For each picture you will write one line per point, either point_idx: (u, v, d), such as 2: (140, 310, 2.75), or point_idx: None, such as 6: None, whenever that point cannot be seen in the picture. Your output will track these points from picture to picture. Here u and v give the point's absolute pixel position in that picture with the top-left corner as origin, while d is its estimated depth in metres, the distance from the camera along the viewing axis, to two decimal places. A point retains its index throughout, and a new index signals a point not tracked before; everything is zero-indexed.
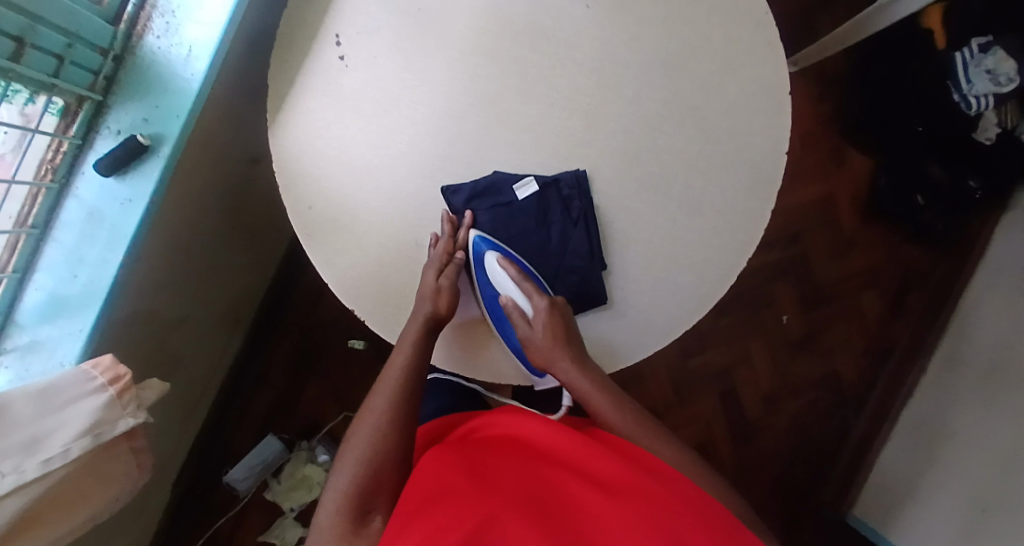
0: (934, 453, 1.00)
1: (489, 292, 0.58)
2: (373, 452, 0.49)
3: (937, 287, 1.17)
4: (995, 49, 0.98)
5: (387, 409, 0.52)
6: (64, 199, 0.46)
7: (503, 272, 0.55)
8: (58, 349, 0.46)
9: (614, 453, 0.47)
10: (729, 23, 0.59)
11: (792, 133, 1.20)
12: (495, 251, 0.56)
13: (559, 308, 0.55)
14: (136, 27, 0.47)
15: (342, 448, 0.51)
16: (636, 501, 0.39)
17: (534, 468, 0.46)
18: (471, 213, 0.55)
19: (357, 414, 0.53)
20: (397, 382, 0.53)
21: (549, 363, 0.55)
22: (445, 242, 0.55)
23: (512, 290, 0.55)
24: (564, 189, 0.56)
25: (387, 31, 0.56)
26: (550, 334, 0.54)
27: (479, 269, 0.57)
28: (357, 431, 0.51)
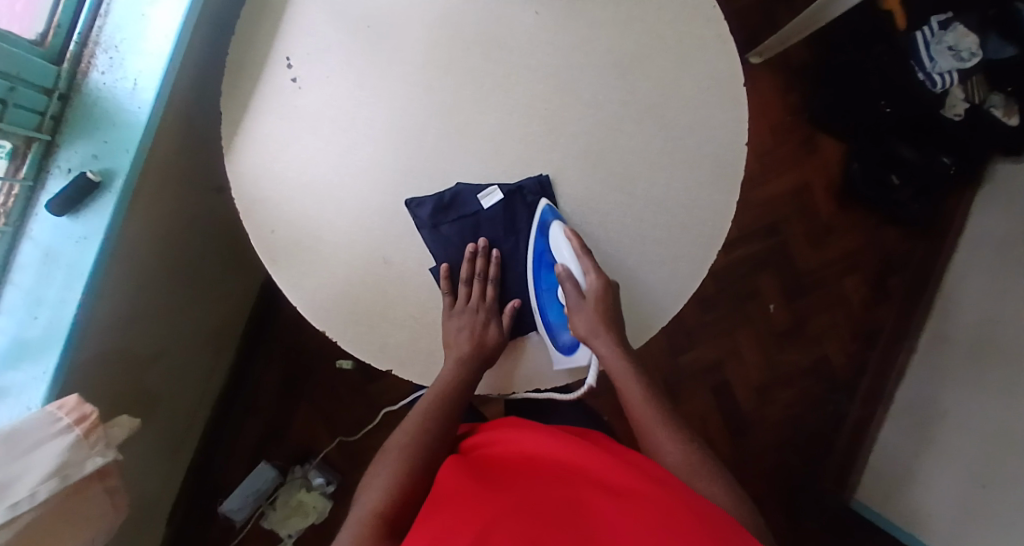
0: (931, 431, 1.00)
1: (544, 258, 0.57)
2: (394, 483, 0.49)
3: (919, 266, 1.18)
4: (955, 26, 0.99)
5: (412, 440, 0.52)
6: (20, 241, 0.46)
7: (565, 243, 0.55)
8: (23, 393, 0.45)
9: (609, 455, 0.47)
10: (678, 20, 0.60)
11: (762, 122, 1.20)
12: (560, 222, 0.55)
13: (614, 288, 0.55)
14: (81, 65, 0.47)
15: (369, 473, 0.52)
16: (627, 501, 0.39)
17: (532, 474, 0.45)
18: (498, 251, 0.57)
19: (382, 446, 0.54)
20: (426, 415, 0.54)
21: (588, 332, 0.54)
22: (480, 284, 0.56)
23: (569, 260, 0.55)
24: (529, 197, 0.56)
25: (337, 50, 0.57)
26: (598, 308, 0.54)
27: (540, 236, 0.57)
28: (384, 456, 0.52)
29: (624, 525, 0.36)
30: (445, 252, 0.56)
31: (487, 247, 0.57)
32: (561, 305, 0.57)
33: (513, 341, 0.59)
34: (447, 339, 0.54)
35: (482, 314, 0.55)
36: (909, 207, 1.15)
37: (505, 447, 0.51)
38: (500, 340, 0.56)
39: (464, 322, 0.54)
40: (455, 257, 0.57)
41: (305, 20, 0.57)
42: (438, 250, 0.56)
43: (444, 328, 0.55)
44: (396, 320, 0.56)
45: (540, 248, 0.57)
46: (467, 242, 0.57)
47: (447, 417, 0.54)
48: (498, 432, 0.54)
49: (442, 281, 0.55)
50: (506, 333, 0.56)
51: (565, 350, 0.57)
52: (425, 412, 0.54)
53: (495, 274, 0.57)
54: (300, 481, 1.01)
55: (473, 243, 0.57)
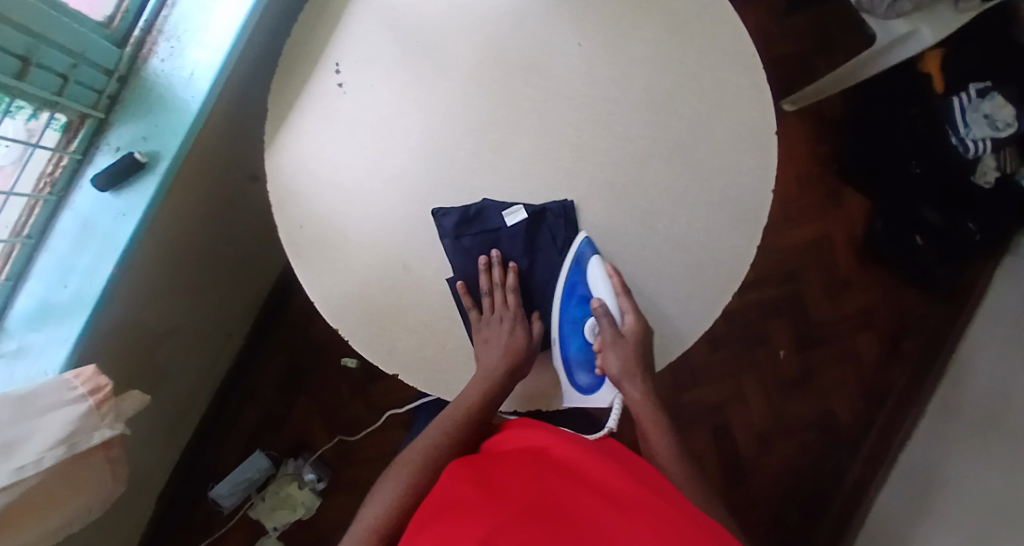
0: (931, 500, 0.98)
1: (577, 290, 0.58)
2: (405, 495, 0.51)
3: (934, 330, 1.16)
4: (993, 95, 0.99)
5: (427, 455, 0.54)
6: (60, 210, 0.48)
7: (604, 278, 0.56)
8: (43, 356, 0.47)
9: (617, 463, 0.47)
10: (716, 65, 0.61)
11: (789, 169, 1.21)
12: (598, 257, 0.57)
13: (648, 330, 0.57)
14: (142, 50, 0.49)
15: (383, 475, 0.54)
16: (633, 509, 0.39)
17: (534, 478, 0.45)
18: (514, 264, 0.58)
19: (398, 455, 0.56)
20: (446, 431, 0.54)
21: (620, 372, 0.56)
22: (501, 293, 0.57)
23: (604, 296, 0.57)
24: (581, 255, 0.57)
25: (384, 59, 0.58)
26: (633, 349, 0.56)
27: (574, 266, 0.58)
28: (401, 463, 0.54)
29: (631, 530, 0.36)
30: (463, 267, 0.57)
31: (502, 259, 0.58)
32: (584, 339, 0.58)
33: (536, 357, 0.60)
34: (478, 352, 0.55)
35: (509, 322, 0.56)
36: (930, 272, 1.15)
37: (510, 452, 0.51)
38: (528, 347, 0.57)
39: (495, 333, 0.55)
40: (472, 270, 0.57)
41: (357, 28, 0.59)
42: (456, 264, 0.57)
43: (477, 341, 0.55)
44: (408, 325, 0.57)
45: (573, 279, 0.58)
46: (481, 254, 0.57)
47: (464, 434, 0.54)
48: (506, 439, 0.53)
49: (463, 296, 0.56)
50: (533, 340, 0.57)
51: (582, 390, 0.58)
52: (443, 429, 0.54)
53: (513, 284, 0.57)
54: (291, 475, 1.01)
55: (487, 256, 0.57)
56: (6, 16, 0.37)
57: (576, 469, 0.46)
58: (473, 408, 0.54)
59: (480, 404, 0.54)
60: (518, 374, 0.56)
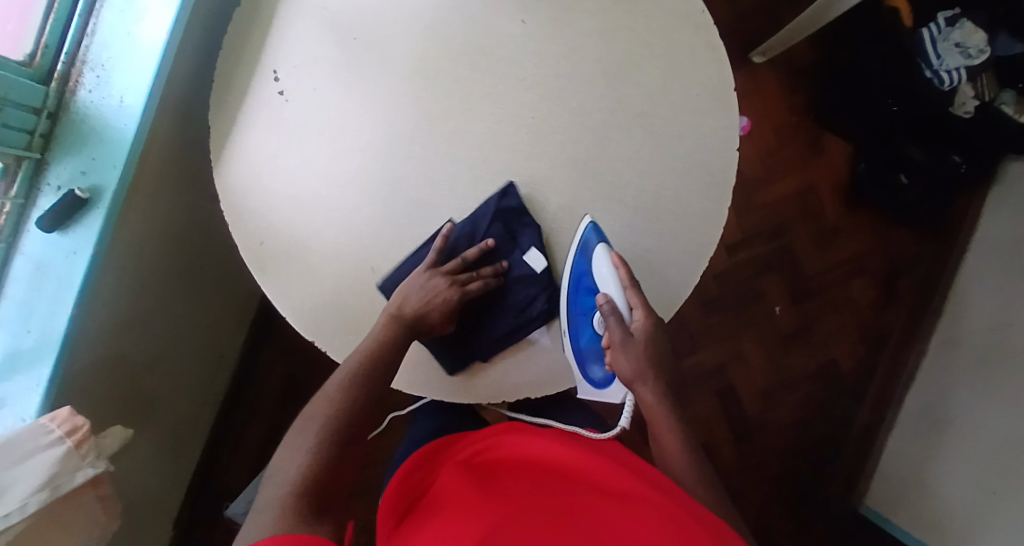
0: (939, 436, 0.99)
1: (583, 281, 0.55)
2: (321, 459, 0.46)
3: (927, 269, 1.16)
4: (963, 22, 0.96)
5: (332, 407, 0.48)
6: (11, 256, 0.47)
7: (610, 270, 0.53)
8: (17, 404, 0.47)
9: (606, 460, 0.49)
10: (666, 27, 0.59)
11: (767, 122, 1.18)
12: (605, 245, 0.54)
13: (659, 327, 0.53)
14: (69, 84, 0.48)
15: (286, 445, 0.47)
16: (630, 502, 0.41)
17: (532, 482, 0.46)
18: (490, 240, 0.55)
19: (298, 418, 0.49)
20: (350, 380, 0.49)
21: (634, 376, 0.53)
22: (460, 269, 0.54)
23: (612, 289, 0.53)
24: (587, 241, 0.55)
25: (322, 62, 0.57)
26: (645, 349, 0.53)
27: (581, 254, 0.55)
28: (305, 426, 0.48)
29: (639, 527, 0.37)
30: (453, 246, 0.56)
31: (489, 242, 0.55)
32: (595, 331, 0.56)
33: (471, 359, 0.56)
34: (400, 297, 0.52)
35: (440, 294, 0.52)
36: (916, 211, 1.13)
37: (504, 455, 0.51)
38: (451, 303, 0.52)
39: (421, 284, 0.52)
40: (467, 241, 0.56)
41: (292, 33, 0.58)
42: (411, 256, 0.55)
43: (399, 288, 0.53)
44: None
45: (579, 268, 0.55)
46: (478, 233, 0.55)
47: (367, 382, 0.49)
48: (500, 439, 0.53)
49: (433, 253, 0.54)
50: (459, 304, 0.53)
51: (597, 383, 0.57)
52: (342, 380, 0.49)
53: (472, 257, 0.54)
54: None
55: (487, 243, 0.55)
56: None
57: (576, 470, 0.47)
58: (374, 353, 0.50)
59: (380, 349, 0.50)
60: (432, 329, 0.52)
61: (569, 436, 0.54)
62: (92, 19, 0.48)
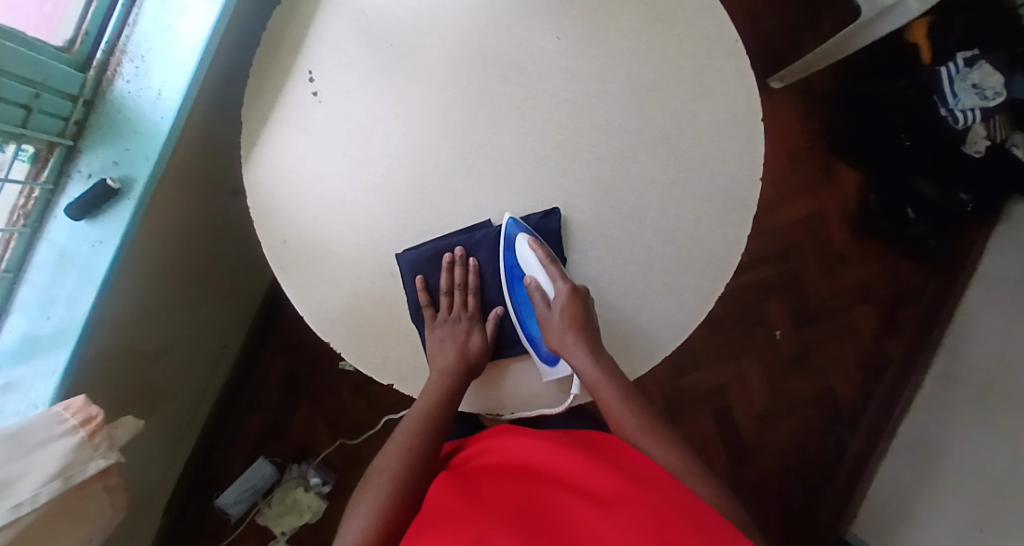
0: (930, 468, 1.00)
1: (514, 272, 0.57)
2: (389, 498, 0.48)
3: (929, 304, 1.17)
4: (981, 64, 0.96)
5: (406, 450, 0.51)
6: (37, 241, 0.47)
7: (532, 255, 0.54)
8: (31, 389, 0.46)
9: (606, 462, 0.49)
10: (700, 53, 0.60)
11: (780, 147, 1.19)
12: (524, 233, 0.55)
13: (583, 294, 0.54)
14: (106, 73, 0.48)
15: (363, 484, 0.51)
16: (630, 508, 0.41)
17: (524, 486, 0.47)
18: (475, 260, 0.56)
19: (372, 463, 0.52)
20: (422, 421, 0.52)
21: (561, 345, 0.54)
22: (461, 293, 0.56)
23: (537, 270, 0.55)
24: (509, 237, 0.55)
25: (358, 65, 0.57)
26: (567, 315, 0.53)
27: (507, 251, 0.56)
28: (380, 465, 0.51)
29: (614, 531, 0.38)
30: (421, 264, 0.55)
31: (464, 256, 0.56)
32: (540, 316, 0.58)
33: (493, 361, 0.58)
34: (431, 351, 0.54)
35: (465, 324, 0.56)
36: (923, 243, 1.14)
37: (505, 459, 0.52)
38: (484, 349, 0.55)
39: (446, 332, 0.54)
40: (490, 263, 0.57)
41: (329, 33, 0.57)
42: (405, 277, 0.56)
43: (428, 340, 0.55)
44: (400, 335, 0.57)
45: (509, 264, 0.56)
46: (444, 252, 0.55)
47: (436, 431, 0.52)
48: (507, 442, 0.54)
49: (419, 293, 0.55)
50: (490, 341, 0.56)
51: (549, 362, 0.57)
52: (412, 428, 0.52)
53: (475, 284, 0.57)
54: (297, 479, 1.01)
55: (453, 256, 0.56)
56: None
57: (569, 473, 0.48)
58: (438, 398, 0.53)
59: (446, 397, 0.53)
60: (475, 373, 0.55)
61: (574, 438, 0.55)
62: (133, 9, 0.48)
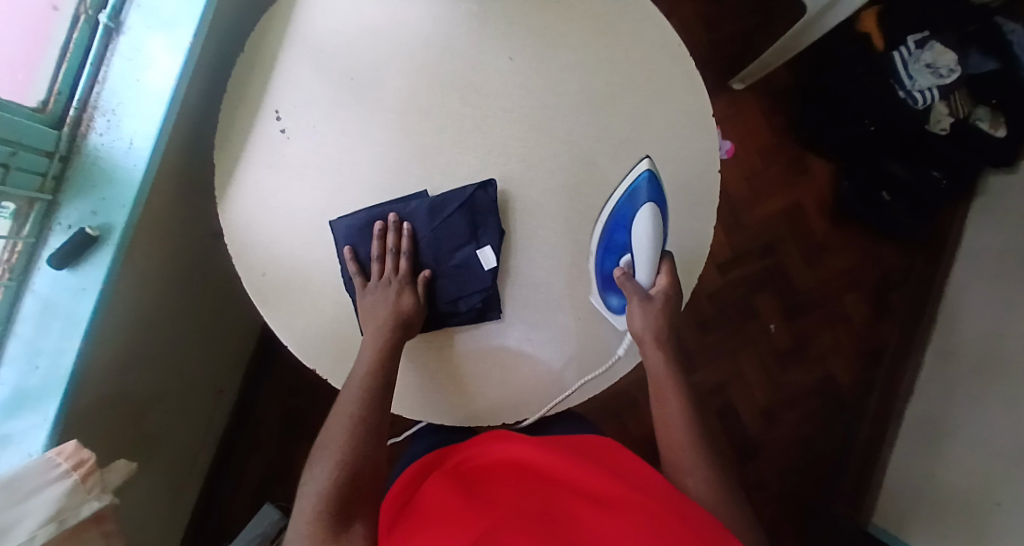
0: (940, 447, 0.99)
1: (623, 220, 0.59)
2: (340, 466, 0.49)
3: (918, 282, 1.18)
4: (932, 44, 1.00)
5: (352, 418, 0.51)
6: (22, 295, 0.49)
7: (652, 230, 0.57)
8: (25, 440, 0.48)
9: (603, 468, 0.50)
10: (648, 60, 0.62)
11: (751, 145, 1.21)
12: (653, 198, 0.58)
13: (676, 296, 0.59)
14: (79, 128, 0.50)
15: (315, 452, 0.51)
16: (636, 515, 0.41)
17: (527, 489, 0.47)
18: (408, 225, 0.57)
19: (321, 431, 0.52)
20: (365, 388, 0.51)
21: (642, 331, 0.58)
22: (393, 258, 0.56)
23: (645, 247, 0.57)
24: (467, 200, 0.57)
25: (322, 101, 0.60)
26: (659, 313, 0.57)
27: (628, 199, 0.58)
28: (329, 433, 0.51)
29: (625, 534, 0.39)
30: (353, 235, 0.57)
31: (398, 222, 0.57)
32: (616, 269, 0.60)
33: (437, 325, 0.59)
34: (364, 312, 0.55)
35: (396, 286, 0.55)
36: (901, 225, 1.15)
37: (504, 463, 0.52)
38: (416, 310, 0.55)
39: (378, 296, 0.55)
40: (425, 230, 0.57)
41: (292, 74, 0.60)
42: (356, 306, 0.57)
43: (360, 307, 0.56)
44: None
45: (622, 210, 0.58)
46: (375, 220, 0.57)
47: (376, 420, 0.51)
48: (503, 449, 0.54)
49: (350, 264, 0.57)
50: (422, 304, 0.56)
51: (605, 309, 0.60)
52: (350, 417, 0.51)
53: (408, 247, 0.56)
54: None
55: (385, 220, 0.57)
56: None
57: (570, 476, 0.48)
58: (370, 386, 0.51)
59: (383, 358, 0.53)
60: (409, 334, 0.55)
61: (566, 443, 0.56)
62: (102, 67, 0.51)
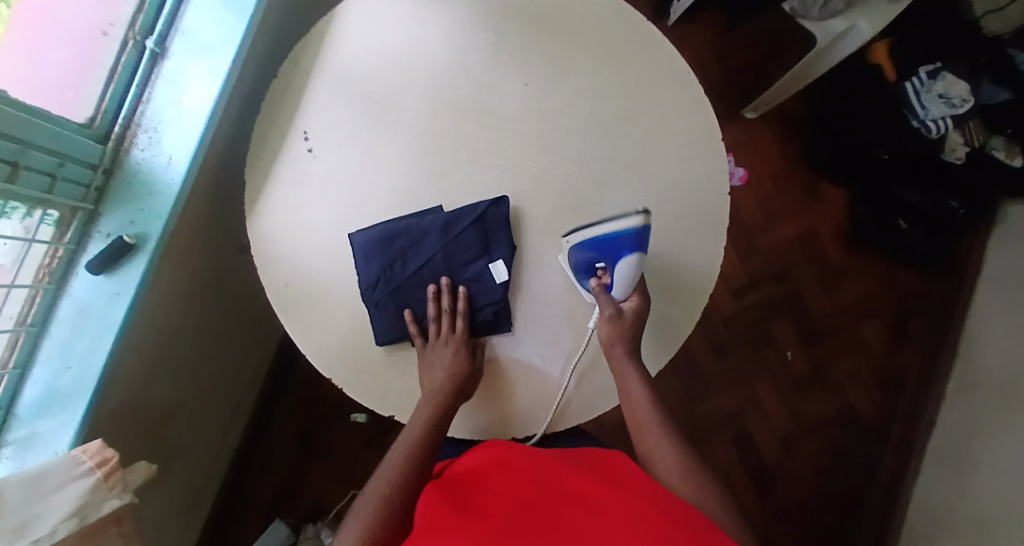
0: (965, 481, 0.96)
1: (614, 244, 0.57)
2: (383, 506, 0.51)
3: (937, 310, 1.16)
4: (944, 75, 1.01)
5: (403, 461, 0.53)
6: (59, 297, 0.52)
7: (630, 272, 0.57)
8: (52, 437, 0.50)
9: (603, 480, 0.49)
10: (657, 86, 0.65)
11: (764, 172, 1.22)
12: (638, 252, 0.57)
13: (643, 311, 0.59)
14: (123, 144, 0.54)
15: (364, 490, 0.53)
16: (635, 525, 0.40)
17: (525, 501, 0.47)
18: (463, 288, 0.59)
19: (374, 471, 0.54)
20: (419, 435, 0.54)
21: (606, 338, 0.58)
22: (448, 319, 0.58)
23: (618, 279, 0.58)
24: (481, 217, 0.59)
25: (347, 123, 0.63)
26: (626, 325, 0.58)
27: (621, 233, 0.57)
28: (379, 473, 0.53)
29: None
30: (369, 245, 0.59)
31: (451, 285, 0.60)
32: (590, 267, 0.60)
33: None
34: (426, 373, 0.57)
35: (456, 346, 0.57)
36: (918, 251, 1.15)
37: (499, 472, 0.52)
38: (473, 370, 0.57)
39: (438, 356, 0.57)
40: (438, 245, 0.60)
41: (319, 98, 0.64)
42: (377, 326, 0.59)
43: (422, 366, 0.57)
44: (398, 366, 0.60)
45: (613, 237, 0.57)
46: (389, 231, 0.59)
47: (422, 467, 0.54)
48: (497, 456, 0.53)
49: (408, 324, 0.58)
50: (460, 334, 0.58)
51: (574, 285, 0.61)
52: (396, 469, 0.53)
53: (463, 309, 0.59)
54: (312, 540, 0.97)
55: (437, 283, 0.60)
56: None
57: (569, 487, 0.48)
58: (426, 434, 0.54)
59: (442, 411, 0.55)
60: (468, 393, 0.57)
61: (567, 454, 0.55)
62: (147, 88, 0.55)
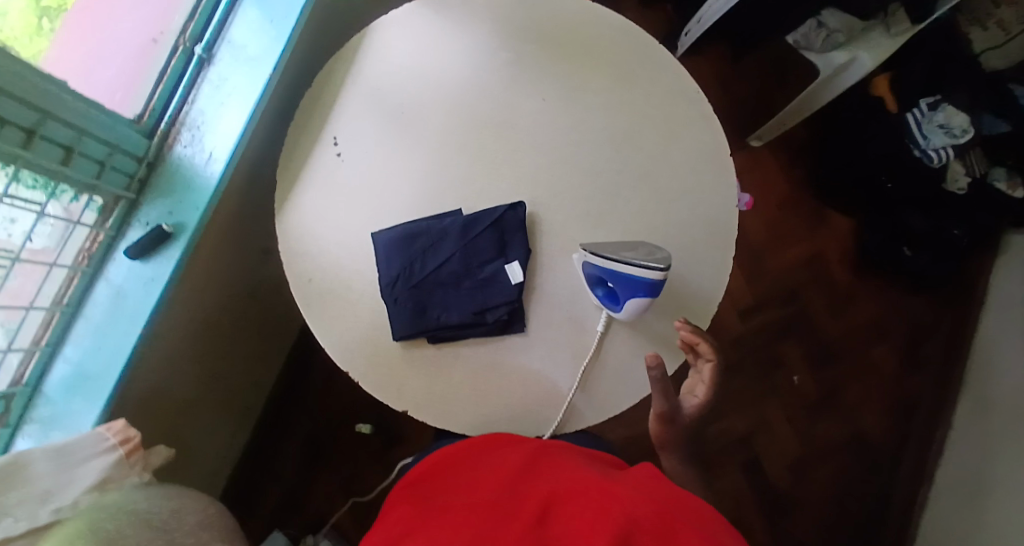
0: (977, 509, 0.94)
1: (627, 280, 0.57)
2: None
3: (946, 337, 1.16)
4: (944, 106, 1.02)
5: None
6: (95, 282, 0.54)
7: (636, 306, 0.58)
8: (77, 418, 0.52)
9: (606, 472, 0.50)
10: (668, 103, 0.68)
11: (771, 198, 1.25)
12: (647, 294, 0.57)
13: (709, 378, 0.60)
14: (167, 140, 0.58)
15: None
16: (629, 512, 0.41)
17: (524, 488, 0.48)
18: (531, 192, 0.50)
19: None
20: None
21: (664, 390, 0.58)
22: None
23: (624, 304, 0.59)
24: (498, 219, 0.62)
25: (374, 130, 0.67)
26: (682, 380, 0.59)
27: (634, 279, 0.56)
28: None
29: None
30: (390, 245, 0.62)
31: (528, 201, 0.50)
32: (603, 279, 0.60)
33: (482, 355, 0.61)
34: None
35: None
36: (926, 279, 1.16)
37: None
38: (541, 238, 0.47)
39: None
40: (455, 245, 0.62)
41: (350, 107, 0.68)
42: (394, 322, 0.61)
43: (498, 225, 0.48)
44: (414, 363, 0.61)
45: (626, 276, 0.57)
46: (409, 232, 0.62)
47: None
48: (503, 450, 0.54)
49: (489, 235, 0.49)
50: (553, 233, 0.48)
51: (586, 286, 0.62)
52: None
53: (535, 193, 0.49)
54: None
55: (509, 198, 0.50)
56: (56, 113, 0.46)
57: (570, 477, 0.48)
58: None
59: None
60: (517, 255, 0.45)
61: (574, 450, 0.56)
62: (192, 91, 0.59)
